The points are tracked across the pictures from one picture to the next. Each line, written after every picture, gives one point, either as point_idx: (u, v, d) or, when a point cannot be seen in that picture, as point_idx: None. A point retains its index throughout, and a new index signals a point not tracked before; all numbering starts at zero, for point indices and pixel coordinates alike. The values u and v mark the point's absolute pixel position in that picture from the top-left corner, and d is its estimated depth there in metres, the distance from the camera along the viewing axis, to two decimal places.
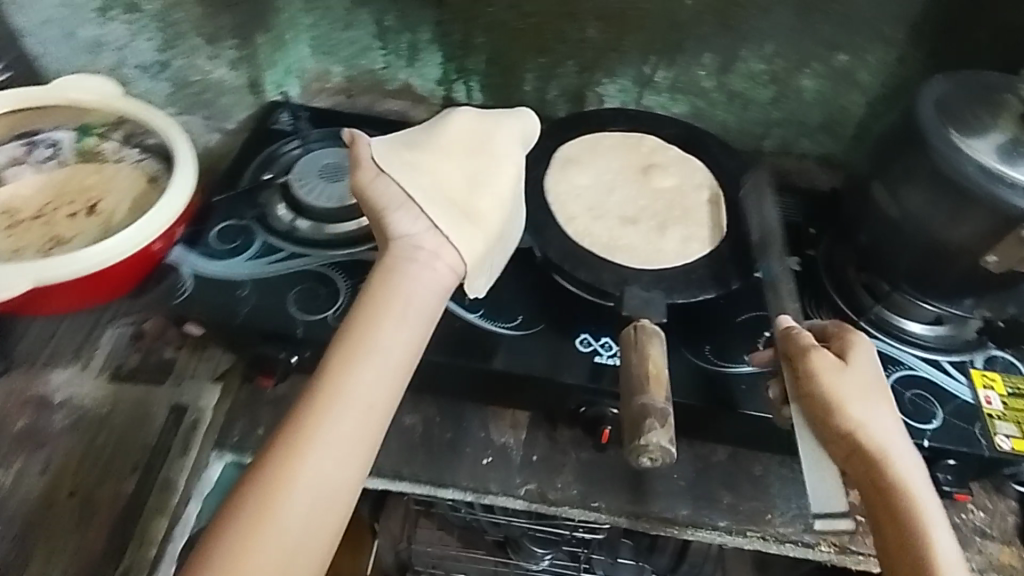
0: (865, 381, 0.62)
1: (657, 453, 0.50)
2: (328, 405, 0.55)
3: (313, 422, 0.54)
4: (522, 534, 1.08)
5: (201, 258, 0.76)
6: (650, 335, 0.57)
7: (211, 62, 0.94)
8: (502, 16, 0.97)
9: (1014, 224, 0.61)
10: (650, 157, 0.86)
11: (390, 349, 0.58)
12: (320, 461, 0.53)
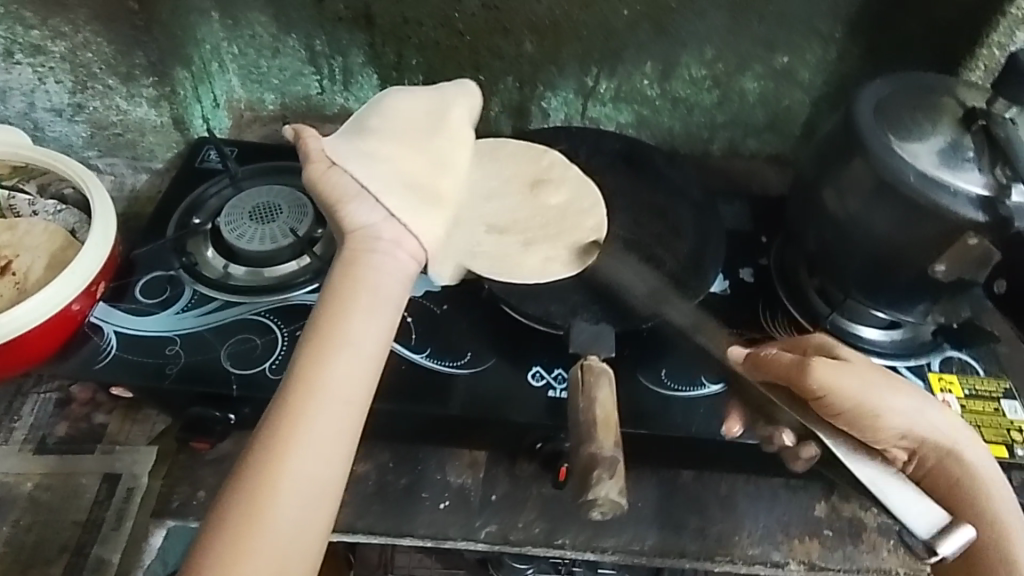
0: (865, 374, 0.56)
1: (607, 506, 0.49)
2: (303, 410, 0.48)
3: (287, 425, 0.48)
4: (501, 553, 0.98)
5: (126, 317, 0.71)
6: (598, 377, 0.57)
7: (129, 102, 0.86)
8: (435, 35, 0.94)
9: (959, 233, 0.60)
10: (544, 171, 0.77)
11: (365, 344, 0.51)
12: (297, 468, 0.47)
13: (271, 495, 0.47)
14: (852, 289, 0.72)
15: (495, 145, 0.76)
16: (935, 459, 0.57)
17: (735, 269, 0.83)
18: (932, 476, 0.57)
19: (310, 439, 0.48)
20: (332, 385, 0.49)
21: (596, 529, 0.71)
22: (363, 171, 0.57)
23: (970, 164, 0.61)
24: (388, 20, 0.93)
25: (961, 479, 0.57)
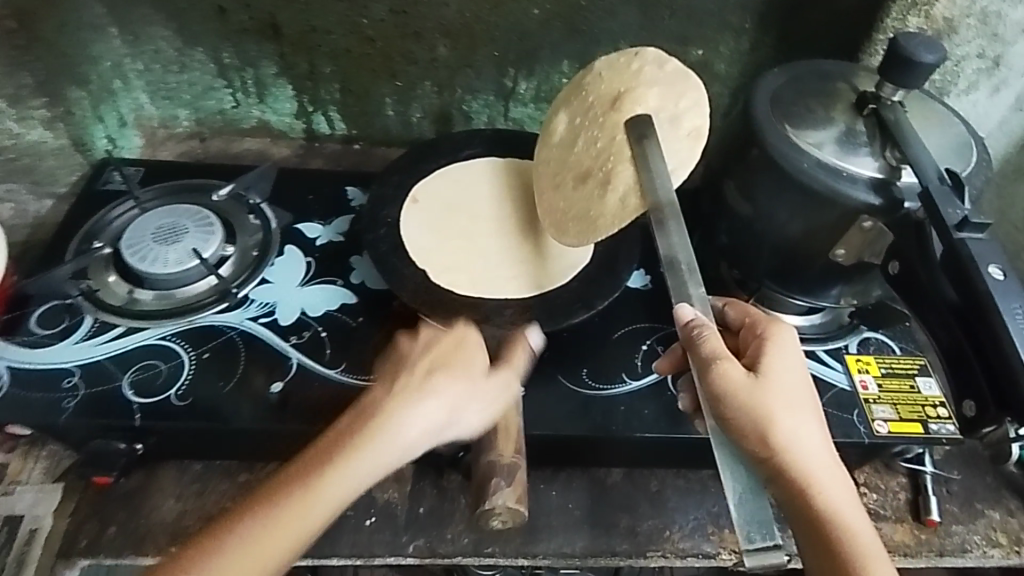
0: (790, 382, 0.56)
1: (508, 515, 0.60)
2: (328, 475, 0.55)
3: (340, 467, 0.55)
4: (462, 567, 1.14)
5: (19, 350, 0.68)
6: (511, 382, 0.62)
7: (22, 124, 0.81)
8: (345, 43, 0.92)
9: (854, 219, 0.61)
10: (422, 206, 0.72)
11: (404, 447, 0.57)
12: (304, 529, 0.54)
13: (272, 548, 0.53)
14: (765, 279, 0.72)
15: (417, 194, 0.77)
16: (789, 478, 0.52)
17: (656, 264, 0.83)
18: (790, 502, 0.52)
19: (335, 501, 0.54)
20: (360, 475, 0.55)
21: (526, 535, 0.70)
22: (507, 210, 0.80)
23: (864, 149, 0.62)
24: (296, 29, 0.91)
25: (827, 510, 0.51)
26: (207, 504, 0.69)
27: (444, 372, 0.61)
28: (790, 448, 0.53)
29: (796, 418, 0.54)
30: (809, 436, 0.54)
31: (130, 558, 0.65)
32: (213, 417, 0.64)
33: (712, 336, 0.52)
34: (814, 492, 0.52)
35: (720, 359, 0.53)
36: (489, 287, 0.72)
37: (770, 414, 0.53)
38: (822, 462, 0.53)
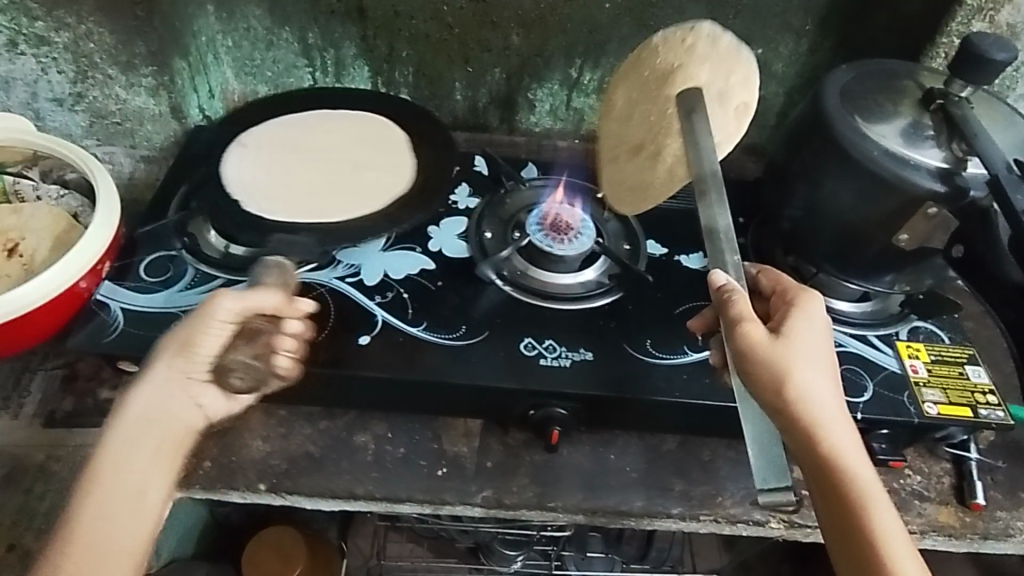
0: (810, 343, 0.59)
1: (257, 364, 0.68)
2: (122, 468, 0.60)
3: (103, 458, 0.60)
4: (492, 539, 1.28)
5: (131, 294, 0.74)
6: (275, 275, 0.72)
7: (128, 90, 0.89)
8: (425, 28, 0.97)
9: (920, 204, 0.65)
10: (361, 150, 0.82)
11: (154, 418, 0.62)
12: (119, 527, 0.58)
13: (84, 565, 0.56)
14: (824, 263, 0.77)
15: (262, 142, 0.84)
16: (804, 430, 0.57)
17: None
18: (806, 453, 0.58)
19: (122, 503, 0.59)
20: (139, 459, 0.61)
21: (586, 492, 0.75)
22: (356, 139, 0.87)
23: (929, 142, 0.66)
24: (380, 13, 0.96)
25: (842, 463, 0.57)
26: (292, 446, 0.74)
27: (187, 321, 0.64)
28: (809, 404, 0.57)
29: (816, 378, 0.58)
30: (828, 393, 0.58)
31: (223, 490, 0.71)
32: (307, 363, 0.70)
33: (739, 299, 0.57)
34: (829, 445, 0.57)
35: (748, 319, 0.56)
36: (307, 213, 0.77)
37: (793, 373, 0.56)
38: (838, 419, 0.58)
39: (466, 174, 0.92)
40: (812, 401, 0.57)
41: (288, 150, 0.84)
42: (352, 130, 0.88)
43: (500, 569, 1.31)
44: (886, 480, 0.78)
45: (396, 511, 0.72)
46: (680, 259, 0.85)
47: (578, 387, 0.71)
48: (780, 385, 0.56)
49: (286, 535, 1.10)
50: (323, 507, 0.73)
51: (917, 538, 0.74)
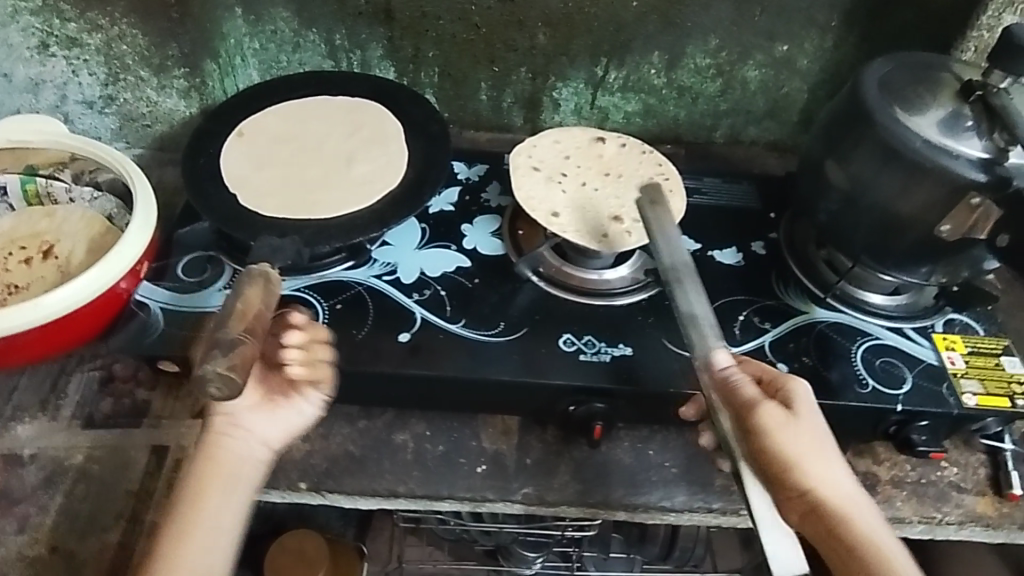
0: (816, 432, 0.60)
1: (220, 383, 0.52)
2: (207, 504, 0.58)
3: (195, 500, 0.58)
4: (512, 542, 1.27)
5: (170, 295, 0.74)
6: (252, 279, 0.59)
7: (160, 92, 0.89)
8: (452, 28, 0.97)
9: (962, 194, 0.65)
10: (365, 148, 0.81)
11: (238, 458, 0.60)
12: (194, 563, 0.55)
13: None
14: (861, 255, 0.77)
15: (262, 133, 0.82)
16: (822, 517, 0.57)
17: (747, 243, 0.87)
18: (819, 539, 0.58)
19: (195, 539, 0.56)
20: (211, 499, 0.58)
21: (626, 489, 0.75)
22: (356, 127, 0.84)
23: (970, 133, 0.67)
24: (408, 14, 0.96)
25: (865, 559, 0.55)
26: (332, 445, 0.74)
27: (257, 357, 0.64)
28: (821, 487, 0.58)
29: (828, 464, 0.59)
30: (836, 477, 0.59)
31: (265, 491, 0.71)
32: (350, 361, 0.70)
33: (742, 383, 0.60)
34: (854, 530, 0.57)
35: (752, 406, 0.59)
36: (298, 209, 0.75)
37: (795, 461, 0.58)
38: (862, 503, 0.59)
39: (496, 172, 0.92)
40: (821, 487, 0.58)
41: (286, 140, 0.82)
42: (342, 117, 0.85)
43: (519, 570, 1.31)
44: (924, 472, 0.79)
45: (438, 509, 0.72)
46: (713, 254, 0.85)
47: (621, 382, 0.71)
48: (784, 468, 0.58)
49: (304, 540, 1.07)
50: (365, 507, 0.72)
51: (955, 528, 0.75)
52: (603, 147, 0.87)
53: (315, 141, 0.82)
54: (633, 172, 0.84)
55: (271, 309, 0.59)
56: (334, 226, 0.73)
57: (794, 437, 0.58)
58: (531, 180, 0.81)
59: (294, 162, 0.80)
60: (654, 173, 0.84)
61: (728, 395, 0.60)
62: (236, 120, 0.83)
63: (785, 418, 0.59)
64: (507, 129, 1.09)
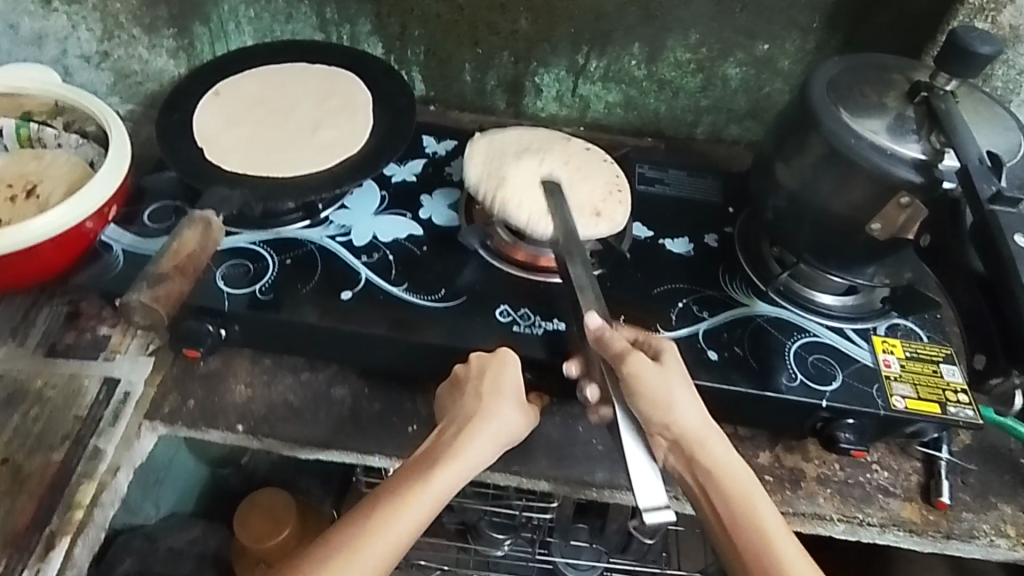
0: (677, 379, 0.62)
1: (143, 311, 0.57)
2: (414, 497, 0.59)
3: (416, 486, 0.60)
4: (479, 520, 1.28)
5: (135, 239, 0.78)
6: (195, 222, 0.64)
7: (150, 51, 0.95)
8: (437, 8, 1.00)
9: (895, 193, 0.66)
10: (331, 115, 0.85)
11: (484, 455, 0.64)
12: (375, 552, 0.56)
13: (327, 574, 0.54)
14: (804, 254, 0.77)
15: (235, 94, 0.86)
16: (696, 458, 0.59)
17: (701, 235, 0.88)
18: (689, 468, 0.59)
19: (411, 525, 0.58)
20: (448, 490, 0.61)
21: (551, 461, 0.77)
22: (325, 94, 0.87)
23: (913, 135, 0.67)
24: None
25: (720, 487, 0.58)
26: (273, 393, 0.78)
27: (483, 382, 0.68)
28: (683, 430, 0.59)
29: (690, 405, 0.61)
30: (700, 418, 0.60)
31: (204, 430, 0.75)
32: (291, 312, 0.73)
33: (615, 339, 0.62)
34: (709, 459, 0.58)
35: (622, 354, 0.61)
36: (258, 167, 0.78)
37: (657, 397, 0.59)
38: (720, 440, 0.60)
39: (463, 148, 0.94)
40: (682, 419, 0.59)
41: (257, 102, 0.86)
42: (315, 86, 0.89)
43: (490, 552, 1.29)
44: (853, 473, 0.79)
45: (366, 463, 0.75)
46: (664, 242, 0.86)
47: (548, 355, 0.73)
48: (648, 404, 0.59)
49: (278, 497, 1.11)
50: (299, 454, 0.76)
51: (877, 531, 0.75)
52: (569, 146, 0.88)
53: (284, 105, 0.86)
54: (592, 171, 0.85)
55: (206, 250, 0.62)
56: (290, 185, 0.77)
57: (657, 379, 0.60)
58: (488, 161, 0.83)
59: (263, 122, 0.84)
60: (611, 177, 0.85)
61: (604, 349, 0.62)
62: (214, 81, 0.87)
63: (657, 366, 0.61)
64: (490, 112, 1.11)
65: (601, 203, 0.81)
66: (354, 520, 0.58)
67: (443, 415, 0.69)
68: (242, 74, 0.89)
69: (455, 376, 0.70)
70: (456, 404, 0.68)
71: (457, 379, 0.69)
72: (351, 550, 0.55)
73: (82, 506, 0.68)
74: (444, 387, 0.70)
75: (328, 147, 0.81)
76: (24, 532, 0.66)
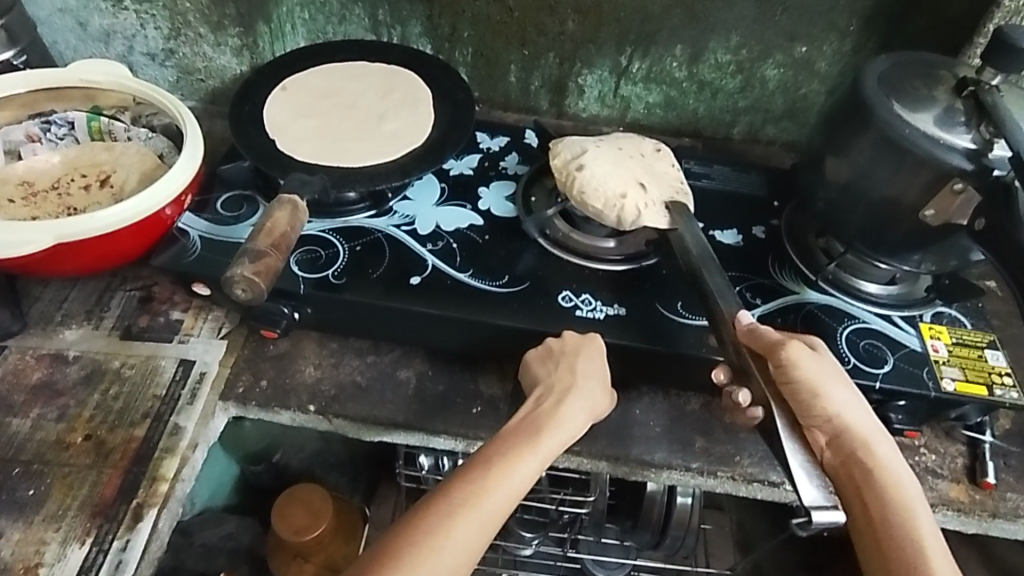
0: (834, 371, 0.65)
1: (246, 285, 0.65)
2: (522, 461, 0.63)
3: (516, 459, 0.63)
4: (511, 517, 1.24)
5: (209, 225, 0.82)
6: (283, 204, 0.72)
7: (215, 49, 0.99)
8: (487, 10, 1.03)
9: (947, 179, 0.69)
10: (393, 108, 0.89)
11: (573, 426, 0.68)
12: (494, 506, 0.60)
13: (452, 527, 0.58)
14: (855, 242, 0.80)
15: (303, 89, 0.91)
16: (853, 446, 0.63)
17: (748, 227, 0.91)
18: (846, 463, 0.63)
19: (521, 483, 0.62)
20: (551, 455, 0.65)
21: (611, 441, 0.79)
22: (386, 89, 0.92)
23: (961, 126, 0.70)
24: None
25: (877, 483, 0.62)
26: (341, 375, 0.80)
27: (578, 359, 0.71)
28: (844, 418, 0.64)
29: (850, 399, 0.65)
30: (859, 412, 0.65)
31: (276, 409, 0.77)
32: (364, 294, 0.76)
33: (767, 330, 0.66)
34: (872, 456, 0.63)
35: (778, 346, 0.64)
36: (327, 156, 0.83)
37: (823, 391, 0.63)
38: (879, 435, 0.65)
39: (516, 144, 0.99)
40: (845, 415, 0.64)
41: (323, 96, 0.91)
42: (378, 82, 0.94)
43: (517, 549, 1.26)
44: (901, 456, 0.81)
45: (431, 443, 0.77)
46: (714, 234, 0.90)
47: (611, 338, 0.76)
48: (813, 399, 0.63)
49: (315, 490, 1.08)
50: (365, 434, 0.78)
51: (927, 511, 0.78)
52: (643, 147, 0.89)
53: (349, 100, 0.91)
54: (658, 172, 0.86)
55: (295, 231, 0.71)
56: (360, 174, 0.81)
57: (821, 375, 0.64)
58: (570, 147, 0.87)
59: (330, 115, 0.89)
60: (676, 183, 0.86)
61: (756, 342, 0.66)
62: (282, 77, 0.92)
63: (815, 355, 0.65)
64: (534, 111, 1.15)
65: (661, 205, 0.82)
66: (472, 476, 0.61)
67: (529, 379, 0.72)
68: (309, 71, 0.94)
69: (547, 346, 0.73)
70: (549, 374, 0.71)
71: (550, 352, 0.73)
72: (470, 505, 0.59)
73: (166, 480, 0.71)
74: (532, 353, 0.73)
75: (395, 136, 0.86)
76: (110, 503, 0.68)
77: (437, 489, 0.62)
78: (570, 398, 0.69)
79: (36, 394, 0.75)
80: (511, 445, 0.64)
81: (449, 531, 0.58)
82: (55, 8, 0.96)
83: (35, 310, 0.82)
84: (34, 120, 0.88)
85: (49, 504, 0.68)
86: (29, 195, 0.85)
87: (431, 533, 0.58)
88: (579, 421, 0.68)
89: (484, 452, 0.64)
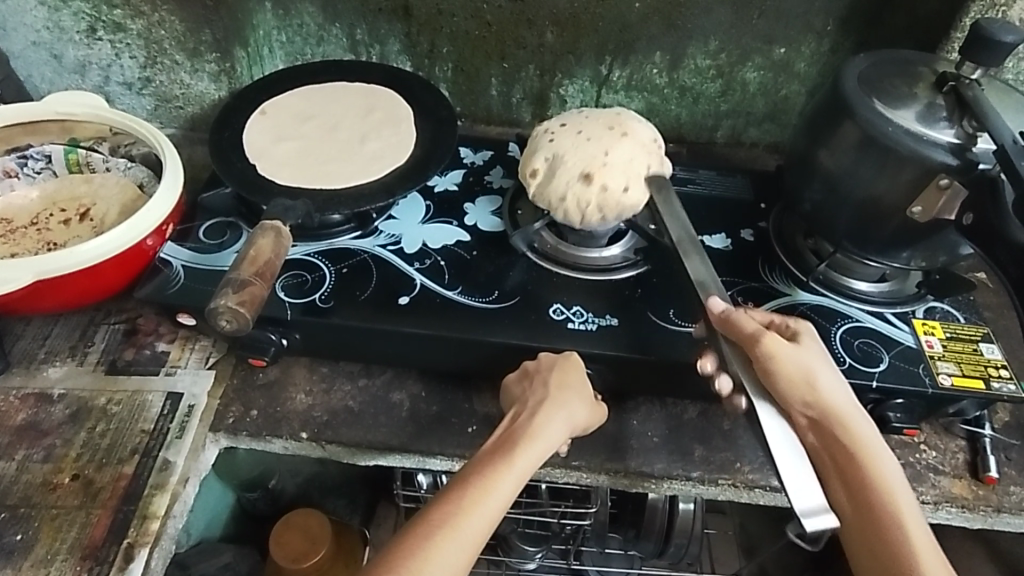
0: (817, 357, 0.63)
1: (230, 314, 0.64)
2: (501, 477, 0.62)
3: (493, 477, 0.61)
4: (511, 533, 1.22)
5: (192, 253, 0.81)
6: (268, 231, 0.71)
7: (193, 76, 0.98)
8: (464, 25, 1.02)
9: (933, 174, 0.69)
10: (376, 127, 0.89)
11: (552, 441, 0.67)
12: (472, 529, 0.58)
13: (434, 552, 0.56)
14: (843, 241, 0.80)
15: (284, 112, 0.91)
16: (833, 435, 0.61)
17: (737, 230, 0.91)
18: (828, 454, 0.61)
19: (499, 505, 0.60)
20: (530, 470, 0.63)
21: (610, 454, 0.78)
22: (369, 107, 0.92)
23: (943, 121, 0.70)
24: (423, 11, 1.01)
25: (878, 480, 0.59)
26: (334, 400, 0.79)
27: (554, 373, 0.71)
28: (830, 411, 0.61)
29: (829, 384, 0.62)
30: (844, 392, 0.62)
31: (268, 438, 0.76)
32: (353, 316, 0.75)
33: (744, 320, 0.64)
34: (863, 456, 0.60)
35: (759, 340, 0.62)
36: (309, 179, 0.82)
37: (802, 387, 0.61)
38: (861, 418, 0.62)
39: (500, 157, 0.98)
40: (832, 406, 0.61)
41: (304, 119, 0.90)
42: (359, 102, 0.93)
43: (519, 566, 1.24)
44: (903, 454, 0.81)
45: (428, 465, 0.76)
46: (703, 239, 0.90)
47: (606, 350, 0.75)
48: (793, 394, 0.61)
49: (313, 517, 1.06)
50: (360, 460, 0.77)
51: (931, 509, 0.77)
52: (612, 125, 0.83)
53: (332, 120, 0.91)
54: (637, 141, 0.82)
55: (279, 257, 0.70)
56: (343, 196, 0.80)
57: (801, 363, 0.62)
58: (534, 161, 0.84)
59: (312, 137, 0.88)
60: (629, 176, 0.80)
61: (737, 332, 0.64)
62: (261, 101, 0.92)
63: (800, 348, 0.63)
64: (516, 124, 1.14)
65: (627, 182, 0.79)
66: (451, 498, 0.60)
67: (511, 401, 0.72)
68: (290, 94, 0.93)
69: (524, 369, 0.73)
70: (524, 393, 0.71)
71: (526, 373, 0.73)
72: (449, 528, 0.57)
73: (158, 517, 0.69)
74: (510, 377, 0.74)
75: (377, 155, 0.85)
76: (101, 545, 0.67)
77: (416, 513, 0.59)
78: (544, 412, 0.68)
79: (21, 435, 0.73)
80: (489, 464, 0.63)
81: (429, 556, 0.56)
82: (28, 41, 0.95)
83: (17, 348, 0.80)
84: (11, 155, 0.87)
85: (37, 548, 0.66)
86: (8, 232, 0.84)
87: (413, 558, 0.55)
88: (556, 438, 0.67)
89: (463, 474, 0.63)
